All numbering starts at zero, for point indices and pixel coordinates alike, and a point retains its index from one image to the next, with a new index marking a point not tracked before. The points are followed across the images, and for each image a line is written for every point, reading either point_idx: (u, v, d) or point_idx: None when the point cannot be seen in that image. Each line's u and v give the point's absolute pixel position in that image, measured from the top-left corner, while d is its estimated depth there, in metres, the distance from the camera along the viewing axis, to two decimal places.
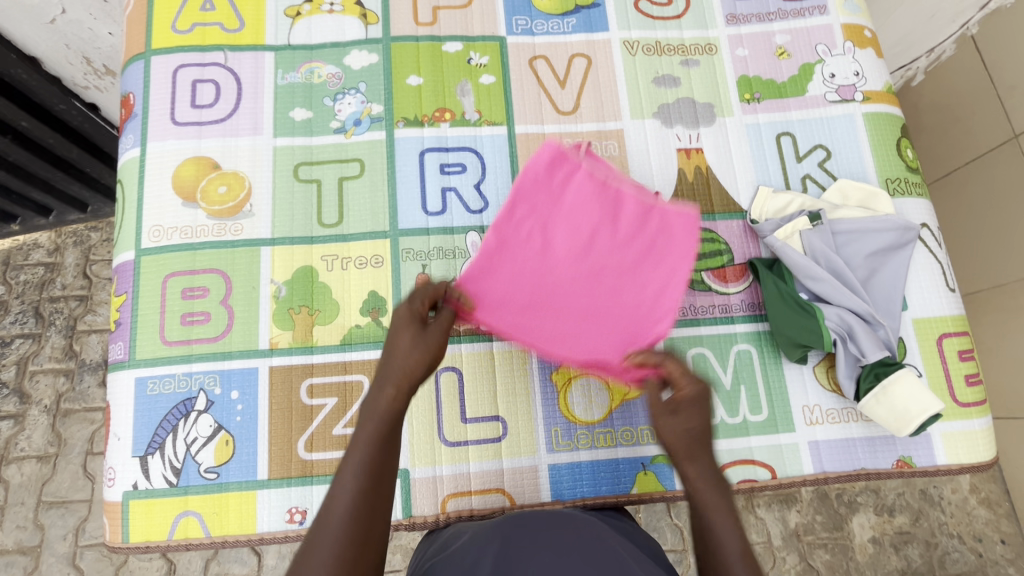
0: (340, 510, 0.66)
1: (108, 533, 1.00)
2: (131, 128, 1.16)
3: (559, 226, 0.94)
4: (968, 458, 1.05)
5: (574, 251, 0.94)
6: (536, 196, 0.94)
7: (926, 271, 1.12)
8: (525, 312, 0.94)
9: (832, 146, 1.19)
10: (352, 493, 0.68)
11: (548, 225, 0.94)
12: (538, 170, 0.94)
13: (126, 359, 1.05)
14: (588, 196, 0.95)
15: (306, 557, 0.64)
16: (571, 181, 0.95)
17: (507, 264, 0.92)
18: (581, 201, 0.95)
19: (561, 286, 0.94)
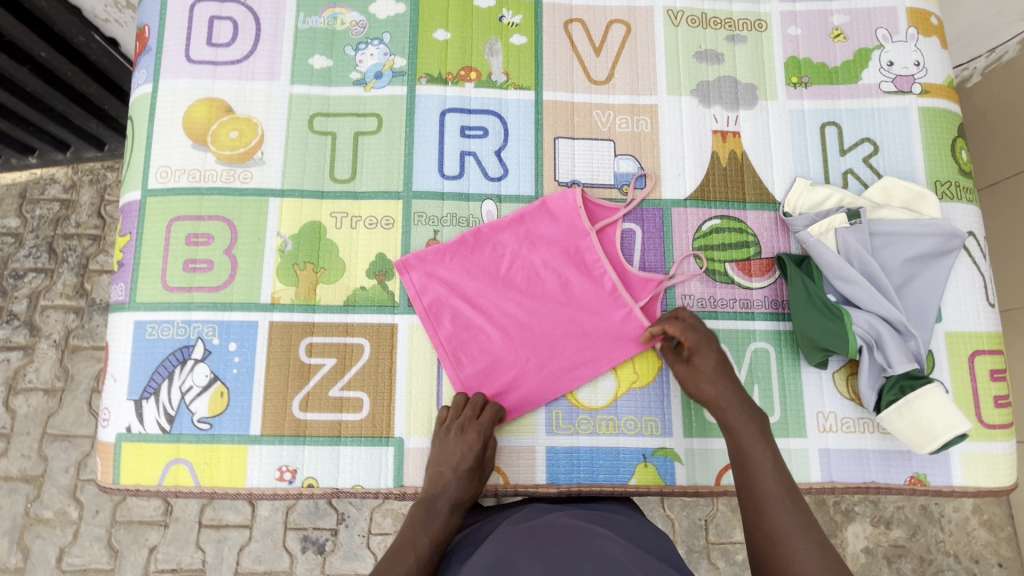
0: (411, 555, 0.83)
1: (100, 473, 1.00)
2: (144, 62, 1.11)
3: (531, 271, 1.06)
4: (987, 482, 1.00)
5: (522, 289, 1.05)
6: (532, 235, 1.06)
7: (965, 283, 1.05)
8: (459, 320, 1.03)
9: (880, 141, 1.10)
10: (428, 545, 0.86)
11: (523, 259, 1.06)
12: (554, 211, 1.07)
13: (127, 301, 1.03)
14: (562, 262, 1.06)
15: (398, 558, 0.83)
16: (553, 249, 1.06)
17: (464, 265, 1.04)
18: (555, 262, 1.06)
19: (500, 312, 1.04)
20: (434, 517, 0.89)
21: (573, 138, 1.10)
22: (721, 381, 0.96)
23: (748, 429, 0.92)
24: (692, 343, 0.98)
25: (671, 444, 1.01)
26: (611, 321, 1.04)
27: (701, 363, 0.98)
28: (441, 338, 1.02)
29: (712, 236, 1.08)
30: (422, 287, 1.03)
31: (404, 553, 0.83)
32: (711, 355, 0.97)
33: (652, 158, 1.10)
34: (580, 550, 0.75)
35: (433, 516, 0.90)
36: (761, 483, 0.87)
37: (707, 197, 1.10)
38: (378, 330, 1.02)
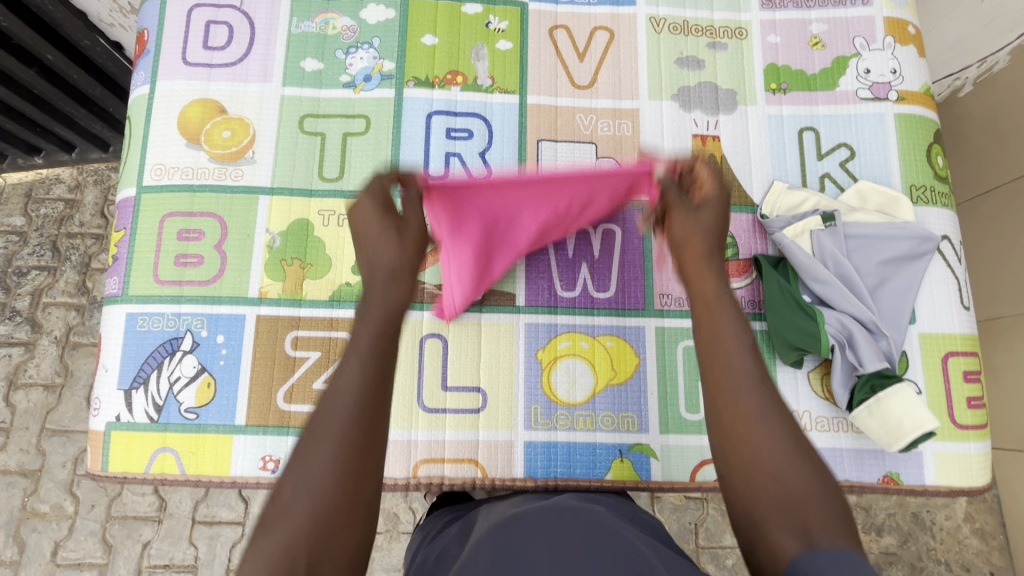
0: (309, 499, 0.55)
1: (89, 461, 1.03)
2: (142, 65, 1.15)
3: (554, 180, 0.92)
4: (959, 482, 1.01)
5: (542, 185, 0.93)
6: (543, 192, 0.95)
7: (939, 285, 1.07)
8: (460, 216, 0.94)
9: (857, 146, 1.13)
10: (333, 500, 0.56)
11: (522, 207, 0.98)
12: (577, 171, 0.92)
13: (119, 294, 1.06)
14: (577, 216, 1.02)
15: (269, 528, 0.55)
16: (571, 203, 0.98)
17: (474, 223, 0.96)
18: (575, 208, 0.99)
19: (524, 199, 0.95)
20: (357, 355, 0.63)
21: (556, 141, 1.13)
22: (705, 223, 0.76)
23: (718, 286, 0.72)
24: (707, 196, 0.78)
25: (646, 439, 1.03)
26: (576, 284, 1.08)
27: (698, 214, 0.77)
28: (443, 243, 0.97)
29: None
30: (436, 218, 0.93)
31: (307, 465, 0.57)
32: (716, 266, 0.74)
33: (633, 161, 1.13)
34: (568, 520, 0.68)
35: (398, 280, 0.69)
36: (746, 418, 0.63)
37: None
38: None
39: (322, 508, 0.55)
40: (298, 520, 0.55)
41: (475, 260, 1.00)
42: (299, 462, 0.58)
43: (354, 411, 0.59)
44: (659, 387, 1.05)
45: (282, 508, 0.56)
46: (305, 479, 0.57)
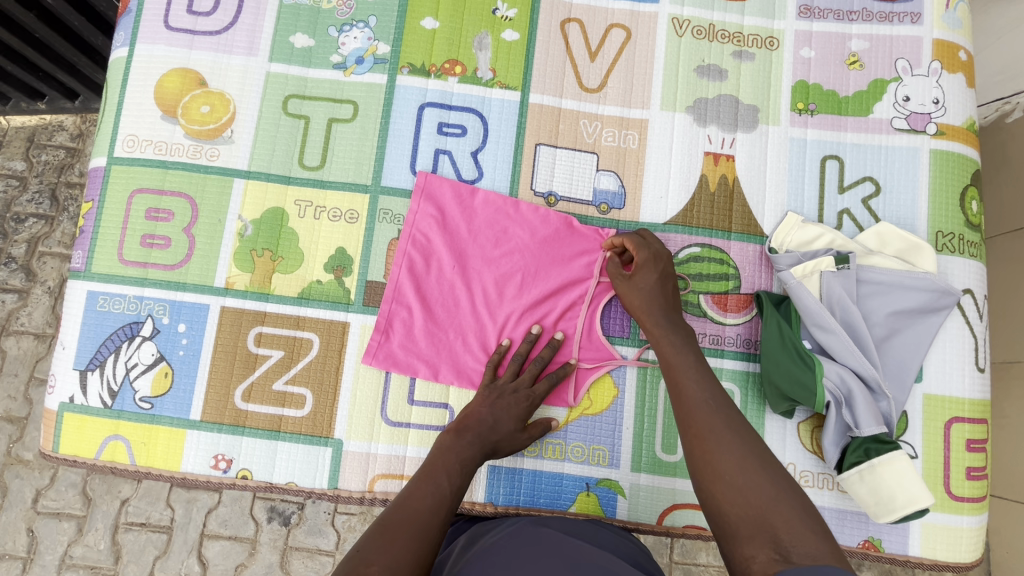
0: None
1: (41, 439, 0.99)
2: (124, 24, 1.08)
3: (509, 251, 1.01)
4: (945, 555, 0.94)
5: (481, 308, 1.00)
6: (542, 244, 1.01)
7: (953, 344, 0.98)
8: (422, 289, 1.00)
9: (884, 181, 1.03)
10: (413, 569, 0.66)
11: (511, 263, 1.01)
12: (576, 236, 1.01)
13: (82, 269, 1.01)
14: (523, 320, 1.00)
15: None
16: (514, 285, 1.01)
17: (477, 203, 1.02)
18: (521, 317, 1.00)
19: (458, 318, 1.00)
20: (437, 476, 0.82)
21: (555, 146, 1.05)
22: (654, 296, 0.94)
23: (670, 337, 0.90)
24: (639, 260, 0.95)
25: (616, 476, 0.97)
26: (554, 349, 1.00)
27: (639, 281, 0.95)
28: (405, 264, 1.00)
29: (690, 263, 1.03)
30: (426, 211, 1.01)
31: (387, 548, 0.68)
32: (649, 271, 0.95)
33: (635, 177, 1.04)
34: (535, 550, 0.74)
35: (466, 449, 0.87)
36: (725, 462, 0.74)
37: (690, 222, 1.04)
38: (329, 327, 0.99)
39: (405, 554, 0.67)
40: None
41: (426, 342, 0.99)
42: (392, 532, 0.70)
43: (433, 508, 0.76)
44: (635, 424, 0.99)
45: (378, 556, 0.66)
46: (393, 550, 0.67)
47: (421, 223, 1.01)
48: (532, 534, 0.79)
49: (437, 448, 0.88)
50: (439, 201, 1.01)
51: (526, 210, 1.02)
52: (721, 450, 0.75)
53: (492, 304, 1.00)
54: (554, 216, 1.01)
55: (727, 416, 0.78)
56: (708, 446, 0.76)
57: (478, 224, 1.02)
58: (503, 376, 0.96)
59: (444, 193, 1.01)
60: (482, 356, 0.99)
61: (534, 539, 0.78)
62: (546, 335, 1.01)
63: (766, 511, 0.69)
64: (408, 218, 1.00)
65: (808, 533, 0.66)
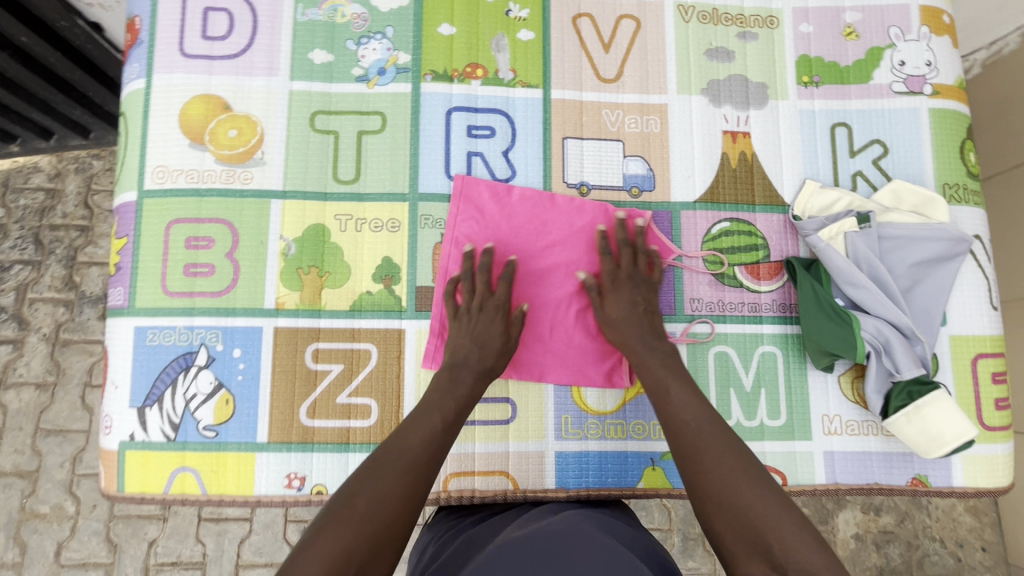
0: (358, 528, 0.72)
1: (104, 481, 0.98)
2: (136, 56, 1.07)
3: (551, 243, 1.04)
4: (986, 483, 1.02)
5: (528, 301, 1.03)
6: (581, 233, 1.04)
7: (971, 287, 1.05)
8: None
9: (891, 143, 1.10)
10: (389, 505, 0.75)
11: (554, 254, 1.04)
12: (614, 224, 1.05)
13: (125, 306, 1.00)
14: (571, 308, 1.04)
15: (340, 524, 0.72)
16: (557, 274, 1.04)
17: (514, 199, 1.04)
18: (568, 305, 1.04)
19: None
20: (431, 412, 0.87)
21: (582, 138, 1.08)
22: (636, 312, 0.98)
23: (649, 360, 0.94)
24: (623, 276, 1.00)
25: None
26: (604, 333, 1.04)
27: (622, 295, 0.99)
28: (451, 266, 1.02)
29: (721, 238, 1.08)
30: (465, 211, 1.03)
31: (368, 486, 0.76)
32: (624, 292, 1.00)
33: (661, 161, 1.09)
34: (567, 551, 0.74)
35: (456, 382, 0.92)
36: (722, 480, 0.79)
37: (717, 199, 1.08)
38: (385, 335, 1.00)
39: (391, 493, 0.77)
40: (377, 522, 0.73)
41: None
42: (378, 471, 0.79)
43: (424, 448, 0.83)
44: None
45: (360, 492, 0.76)
46: (381, 487, 0.77)
47: (462, 224, 1.03)
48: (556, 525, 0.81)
49: (433, 386, 0.92)
50: (477, 201, 1.03)
51: (562, 202, 1.05)
52: (717, 472, 0.80)
53: (539, 296, 1.03)
54: (589, 205, 1.05)
55: (721, 439, 0.83)
56: (701, 459, 0.82)
57: (516, 220, 1.04)
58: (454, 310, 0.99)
59: (482, 193, 1.04)
60: (535, 347, 1.02)
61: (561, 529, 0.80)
62: (591, 318, 1.04)
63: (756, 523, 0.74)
64: (449, 222, 1.03)
65: (795, 541, 0.72)
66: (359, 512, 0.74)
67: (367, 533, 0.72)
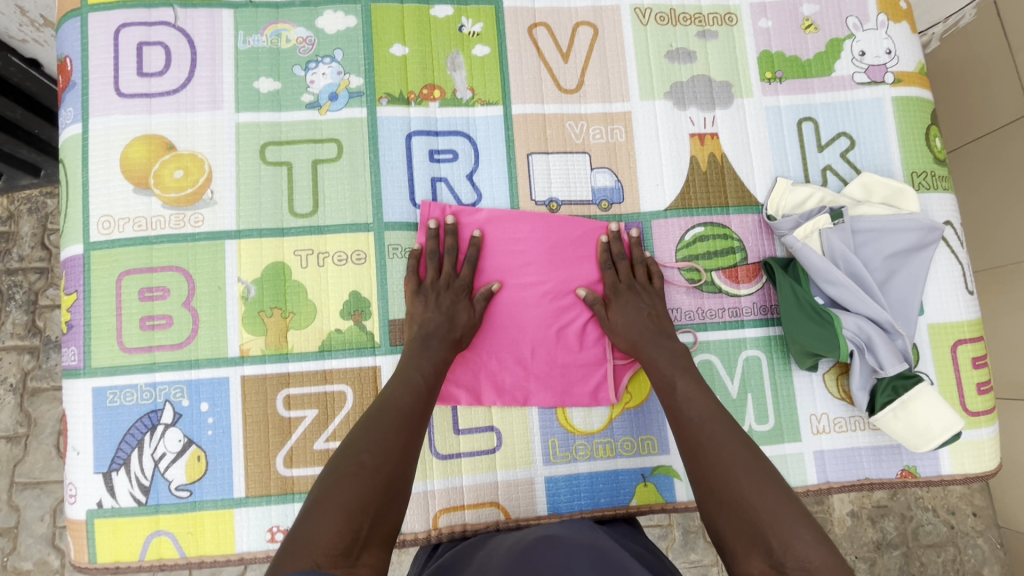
0: (359, 488, 0.73)
1: (73, 552, 0.93)
2: (70, 99, 1.01)
3: (524, 264, 1.01)
4: (974, 468, 1.02)
5: (506, 324, 1.00)
6: (555, 251, 1.01)
7: (946, 274, 1.05)
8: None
9: (857, 135, 1.09)
10: (387, 463, 0.77)
11: (529, 275, 1.01)
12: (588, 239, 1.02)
13: (81, 367, 0.95)
14: (550, 330, 1.01)
15: (344, 478, 0.73)
16: (534, 293, 1.01)
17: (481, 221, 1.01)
18: (547, 327, 1.01)
19: (486, 338, 1.00)
20: (410, 375, 0.88)
21: (547, 153, 1.05)
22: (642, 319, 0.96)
23: (658, 356, 0.93)
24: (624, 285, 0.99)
25: (669, 461, 1.00)
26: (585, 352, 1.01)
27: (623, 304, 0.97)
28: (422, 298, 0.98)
29: (696, 244, 1.06)
30: (433, 239, 0.99)
31: (365, 449, 0.77)
32: (619, 294, 0.98)
33: (629, 169, 1.06)
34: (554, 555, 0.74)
35: (428, 351, 0.91)
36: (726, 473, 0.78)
37: (688, 205, 1.07)
38: (359, 374, 0.97)
39: (388, 447, 0.78)
40: (383, 472, 0.75)
41: (461, 368, 0.98)
42: (372, 427, 0.80)
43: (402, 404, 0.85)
44: None
45: (357, 448, 0.77)
46: (377, 442, 0.78)
47: (430, 253, 0.99)
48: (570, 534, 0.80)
49: (405, 354, 0.92)
50: (444, 228, 1.00)
51: (532, 220, 1.01)
52: (720, 461, 0.79)
53: (517, 319, 1.00)
54: (561, 221, 1.02)
55: (725, 428, 0.83)
56: (704, 451, 0.81)
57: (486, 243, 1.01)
58: (426, 284, 0.96)
59: (449, 217, 1.00)
60: (516, 372, 1.00)
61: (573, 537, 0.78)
62: (573, 336, 1.01)
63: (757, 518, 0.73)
64: (418, 252, 0.99)
65: (794, 534, 0.70)
66: (362, 465, 0.75)
67: (372, 482, 0.74)
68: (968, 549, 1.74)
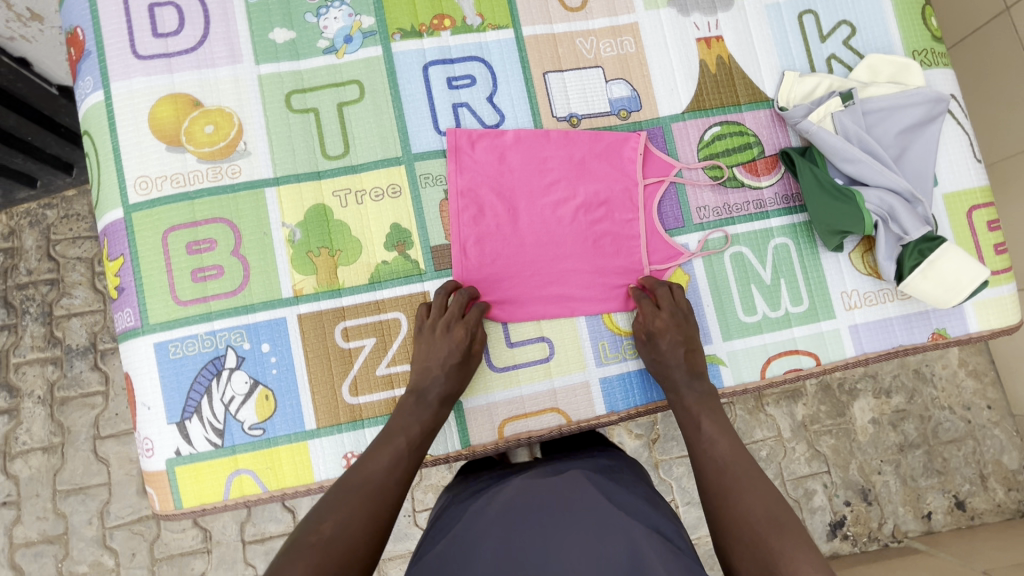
0: (382, 465, 0.86)
1: (157, 503, 0.97)
2: (87, 68, 1.02)
3: (553, 180, 1.04)
4: (998, 323, 1.08)
5: (545, 241, 1.03)
6: (581, 164, 1.05)
7: (954, 144, 1.10)
8: (484, 240, 1.02)
9: (857, 22, 1.12)
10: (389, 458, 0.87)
11: (558, 190, 1.04)
12: (611, 150, 1.06)
13: (139, 325, 0.97)
14: (587, 241, 1.04)
15: (362, 485, 0.84)
16: (568, 209, 1.04)
17: (507, 143, 1.04)
18: (584, 238, 1.04)
19: (527, 257, 1.02)
20: (428, 375, 0.94)
21: (562, 71, 1.08)
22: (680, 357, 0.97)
23: (688, 397, 0.98)
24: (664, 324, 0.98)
25: (714, 349, 1.05)
26: (623, 259, 1.05)
27: (662, 345, 0.98)
28: (460, 220, 1.01)
29: (715, 143, 1.09)
30: (463, 163, 1.02)
31: (395, 438, 0.89)
32: (667, 337, 0.98)
33: (643, 78, 1.09)
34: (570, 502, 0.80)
35: (424, 406, 0.93)
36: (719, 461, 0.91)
37: (703, 107, 1.10)
38: (411, 300, 1.00)
39: (400, 454, 0.88)
40: (382, 475, 0.86)
41: (508, 287, 1.02)
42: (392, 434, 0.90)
43: (387, 475, 0.86)
44: (714, 299, 1.06)
45: (377, 453, 0.88)
46: (393, 442, 0.89)
47: (461, 176, 1.02)
48: (560, 503, 0.78)
49: (399, 409, 0.93)
50: (472, 152, 1.03)
51: (556, 136, 1.05)
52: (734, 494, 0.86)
53: (553, 234, 1.03)
54: (583, 136, 1.06)
55: (744, 471, 0.89)
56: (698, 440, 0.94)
57: (512, 163, 1.04)
58: (430, 318, 0.96)
59: (477, 142, 1.03)
60: (558, 284, 1.03)
61: (560, 512, 0.76)
62: (610, 246, 1.05)
63: (768, 551, 0.77)
64: (451, 178, 1.01)
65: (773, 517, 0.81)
66: (372, 470, 0.86)
67: (387, 486, 0.85)
68: (986, 440, 1.81)
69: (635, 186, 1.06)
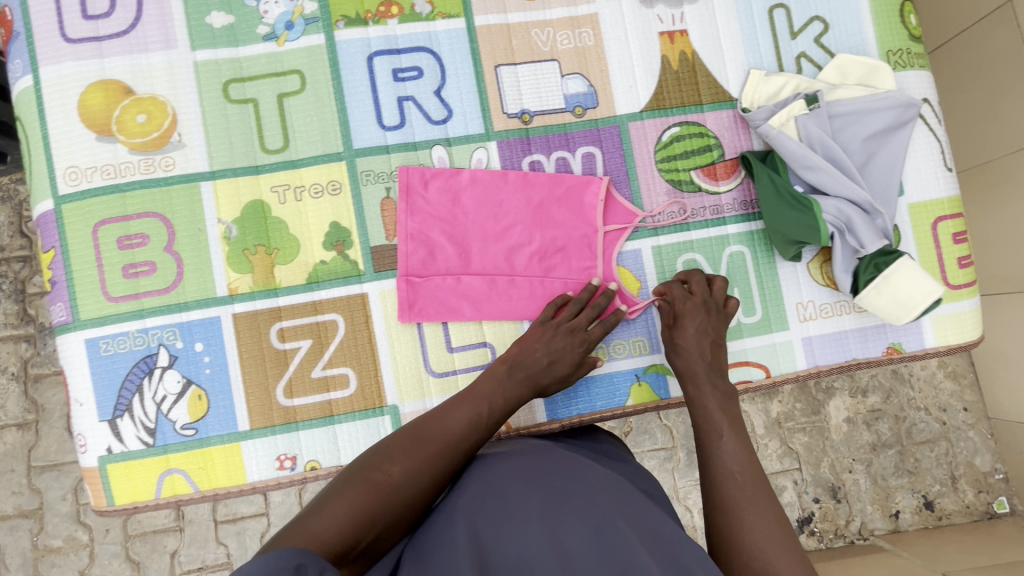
0: (408, 465, 0.74)
1: (92, 498, 0.96)
2: (16, 50, 0.98)
3: (509, 225, 1.00)
4: (957, 339, 1.05)
5: (496, 288, 0.99)
6: (539, 210, 1.00)
7: (924, 150, 1.05)
8: (432, 284, 0.98)
9: (830, 18, 1.06)
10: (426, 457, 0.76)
11: (514, 236, 1.00)
12: (572, 195, 1.01)
13: (70, 321, 0.95)
14: (541, 289, 1.00)
15: (368, 485, 0.72)
16: (523, 256, 1.00)
17: (461, 184, 1.00)
18: (539, 287, 1.00)
19: (478, 303, 0.99)
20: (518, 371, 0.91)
21: (515, 64, 1.02)
22: (698, 350, 0.96)
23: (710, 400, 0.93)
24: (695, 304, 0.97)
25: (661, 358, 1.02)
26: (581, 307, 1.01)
27: (688, 325, 0.96)
28: (408, 262, 0.98)
29: (674, 145, 1.05)
30: (423, 202, 0.98)
31: (434, 439, 0.78)
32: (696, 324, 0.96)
33: (601, 74, 1.04)
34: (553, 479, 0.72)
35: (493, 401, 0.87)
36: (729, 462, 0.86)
37: (662, 106, 1.05)
38: (348, 302, 0.97)
39: (424, 460, 0.75)
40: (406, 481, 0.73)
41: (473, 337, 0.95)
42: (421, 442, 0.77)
43: (411, 483, 0.73)
44: None
45: (400, 459, 0.75)
46: (417, 453, 0.76)
47: (411, 215, 0.98)
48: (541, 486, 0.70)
49: (448, 410, 0.84)
50: (423, 192, 0.98)
51: (513, 176, 1.00)
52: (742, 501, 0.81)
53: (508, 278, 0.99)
54: (543, 177, 1.01)
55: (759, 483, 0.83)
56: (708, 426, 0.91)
57: (466, 203, 0.99)
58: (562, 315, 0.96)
59: (430, 182, 0.99)
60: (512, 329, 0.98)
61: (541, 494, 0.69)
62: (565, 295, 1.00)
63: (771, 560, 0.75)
64: (401, 218, 0.98)
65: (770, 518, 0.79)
66: (390, 478, 0.73)
67: (405, 493, 0.72)
68: (959, 442, 1.80)
69: (595, 235, 1.01)
